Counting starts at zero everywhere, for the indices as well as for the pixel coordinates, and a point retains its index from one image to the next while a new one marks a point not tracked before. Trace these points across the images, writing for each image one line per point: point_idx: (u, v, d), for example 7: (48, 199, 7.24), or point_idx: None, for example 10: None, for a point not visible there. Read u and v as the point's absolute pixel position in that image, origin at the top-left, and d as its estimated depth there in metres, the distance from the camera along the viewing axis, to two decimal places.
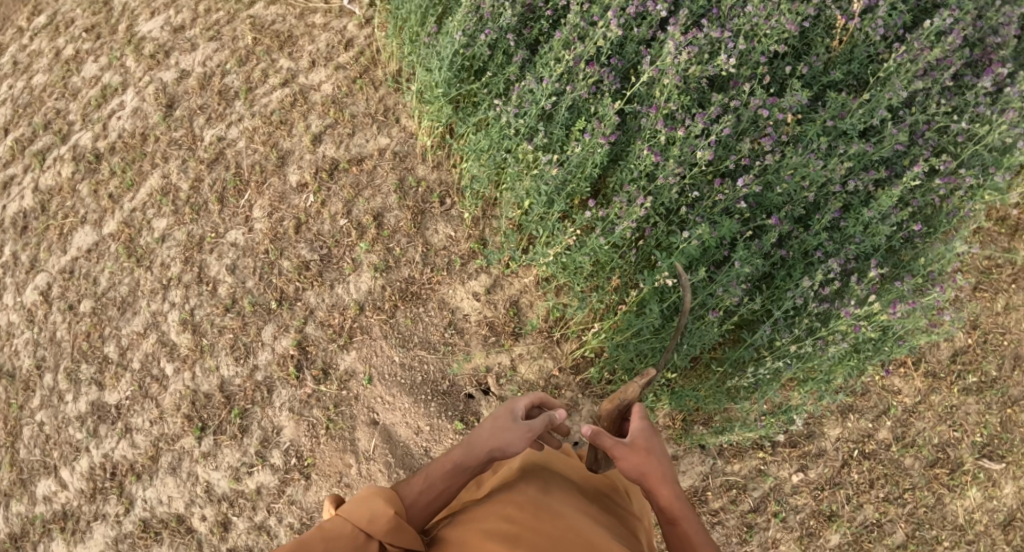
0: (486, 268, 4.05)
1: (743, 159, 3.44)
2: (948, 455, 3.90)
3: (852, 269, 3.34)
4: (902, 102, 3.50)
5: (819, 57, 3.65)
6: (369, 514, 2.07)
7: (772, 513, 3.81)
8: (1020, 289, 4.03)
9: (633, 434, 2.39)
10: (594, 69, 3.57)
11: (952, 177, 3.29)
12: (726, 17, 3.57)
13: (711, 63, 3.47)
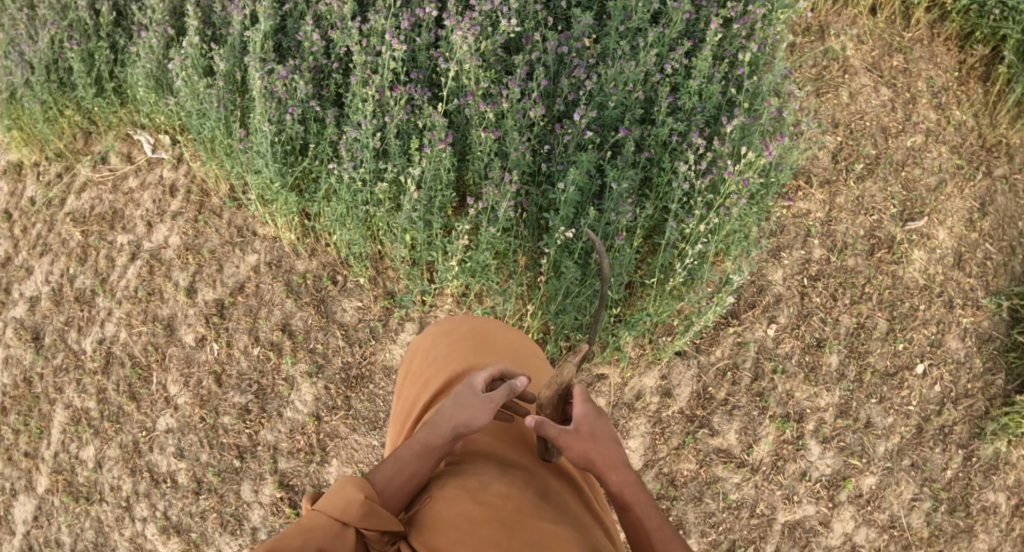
0: (408, 315, 4.00)
1: (569, 96, 3.54)
2: (880, 238, 4.14)
3: (711, 132, 3.51)
4: None
5: None
6: (343, 501, 1.79)
7: (773, 371, 3.93)
8: (853, 75, 4.36)
9: (577, 419, 2.09)
10: (400, 90, 3.62)
11: (750, 16, 3.53)
12: None
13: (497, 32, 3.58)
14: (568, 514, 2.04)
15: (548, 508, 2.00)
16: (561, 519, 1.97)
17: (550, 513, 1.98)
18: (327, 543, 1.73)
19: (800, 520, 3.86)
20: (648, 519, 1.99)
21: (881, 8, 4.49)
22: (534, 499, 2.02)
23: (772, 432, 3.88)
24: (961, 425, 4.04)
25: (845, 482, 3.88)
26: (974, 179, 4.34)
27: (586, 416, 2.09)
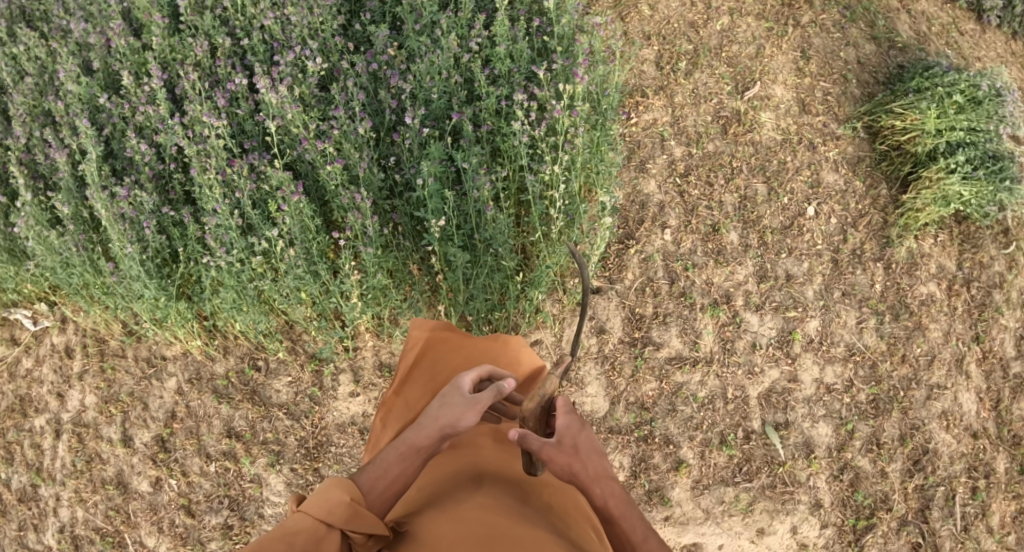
0: (338, 368, 3.99)
1: (395, 105, 3.63)
2: (727, 116, 4.39)
3: (532, 86, 3.69)
4: None
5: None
6: (327, 505, 1.82)
7: (684, 270, 4.12)
8: None
9: (560, 431, 2.15)
10: (239, 162, 3.57)
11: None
12: (287, 40, 3.74)
13: (307, 76, 3.62)
14: (548, 520, 2.10)
15: (529, 517, 2.06)
16: (543, 527, 2.03)
17: (531, 520, 2.04)
18: (312, 544, 1.75)
19: (767, 387, 4.07)
20: (628, 525, 2.08)
21: None
22: (514, 508, 2.08)
23: (709, 322, 4.08)
24: (869, 243, 4.32)
25: (792, 335, 4.11)
26: (788, 34, 4.61)
27: (569, 430, 2.15)
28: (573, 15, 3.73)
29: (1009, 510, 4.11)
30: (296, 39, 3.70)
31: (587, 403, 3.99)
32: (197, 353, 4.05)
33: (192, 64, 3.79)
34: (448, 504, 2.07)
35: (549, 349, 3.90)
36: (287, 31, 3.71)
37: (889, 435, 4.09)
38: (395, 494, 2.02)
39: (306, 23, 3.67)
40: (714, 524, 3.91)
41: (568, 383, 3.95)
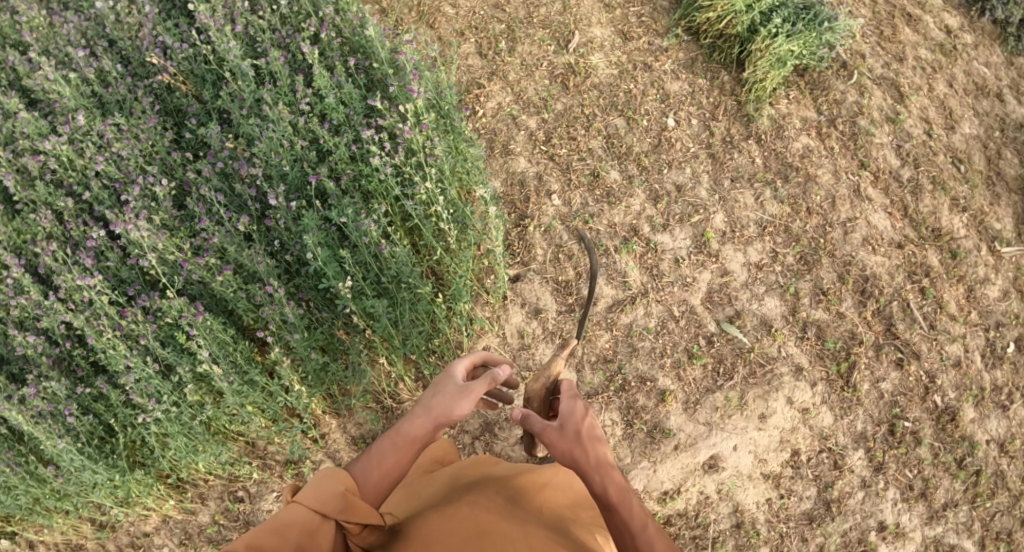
0: (315, 461, 3.94)
1: (255, 192, 3.63)
2: (562, 73, 4.56)
3: (374, 118, 3.76)
4: (248, 44, 3.86)
5: (189, 101, 3.85)
6: (320, 499, 1.97)
7: (586, 223, 4.27)
8: None
9: (563, 416, 2.23)
10: (131, 311, 3.47)
11: (326, 23, 3.82)
12: (126, 174, 3.62)
13: (161, 201, 3.55)
14: (539, 520, 2.23)
15: (520, 517, 2.20)
16: (533, 526, 2.17)
17: (522, 521, 2.18)
18: (304, 534, 1.93)
19: (706, 290, 4.26)
20: (629, 514, 2.09)
21: None
22: (505, 507, 2.23)
23: (629, 259, 4.26)
24: (734, 127, 4.59)
25: (706, 235, 4.31)
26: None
27: (573, 417, 2.22)
28: (384, 39, 3.80)
29: (957, 295, 4.42)
30: (133, 172, 3.61)
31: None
32: (175, 512, 3.91)
33: (41, 239, 3.62)
34: (444, 506, 2.24)
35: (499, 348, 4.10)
36: (122, 168, 3.61)
37: (828, 281, 4.35)
38: (392, 482, 2.11)
39: (136, 153, 3.60)
40: (721, 432, 4.04)
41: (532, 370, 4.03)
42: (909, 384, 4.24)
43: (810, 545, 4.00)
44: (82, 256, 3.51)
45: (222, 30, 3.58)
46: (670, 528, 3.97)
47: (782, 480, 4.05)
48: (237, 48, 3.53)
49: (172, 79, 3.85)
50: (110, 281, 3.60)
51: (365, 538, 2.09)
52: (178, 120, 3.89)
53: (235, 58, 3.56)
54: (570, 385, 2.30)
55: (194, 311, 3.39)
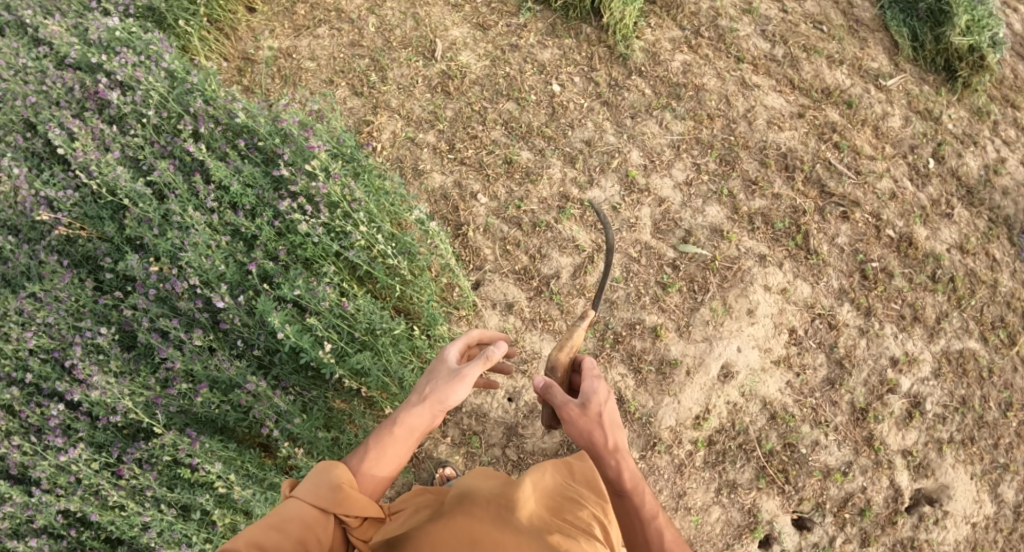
0: None
1: (199, 304, 3.58)
2: (439, 82, 4.62)
3: (284, 189, 3.78)
4: (133, 165, 3.81)
5: (95, 244, 3.72)
6: (317, 493, 2.30)
7: (519, 208, 4.34)
8: (294, 48, 4.69)
9: (586, 394, 2.72)
10: (123, 466, 3.33)
11: (199, 116, 3.80)
12: (62, 339, 3.48)
13: (111, 352, 3.46)
14: (550, 520, 2.36)
15: (535, 518, 2.33)
16: (546, 528, 2.30)
17: (533, 524, 2.29)
18: (302, 526, 2.24)
19: (652, 223, 4.39)
20: (633, 494, 2.63)
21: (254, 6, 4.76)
22: (518, 511, 2.35)
23: (571, 224, 4.32)
24: (614, 69, 4.73)
25: (630, 174, 4.44)
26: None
27: (596, 397, 2.72)
28: (262, 111, 3.84)
29: (867, 138, 4.71)
30: (67, 334, 3.47)
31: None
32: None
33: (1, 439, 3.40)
34: (460, 510, 2.34)
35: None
36: (54, 335, 3.47)
37: (753, 171, 4.55)
38: (391, 468, 2.47)
39: (62, 314, 3.47)
40: (721, 342, 4.16)
41: (529, 361, 4.09)
42: (860, 230, 4.48)
43: (842, 406, 4.15)
44: (51, 436, 3.35)
45: (102, 161, 3.56)
46: (714, 446, 4.07)
47: (792, 360, 4.20)
48: (125, 172, 3.53)
49: (68, 229, 3.73)
50: (88, 449, 3.43)
51: (364, 530, 2.35)
52: (92, 266, 3.77)
53: (126, 182, 3.53)
54: (592, 366, 2.79)
55: (188, 441, 3.30)
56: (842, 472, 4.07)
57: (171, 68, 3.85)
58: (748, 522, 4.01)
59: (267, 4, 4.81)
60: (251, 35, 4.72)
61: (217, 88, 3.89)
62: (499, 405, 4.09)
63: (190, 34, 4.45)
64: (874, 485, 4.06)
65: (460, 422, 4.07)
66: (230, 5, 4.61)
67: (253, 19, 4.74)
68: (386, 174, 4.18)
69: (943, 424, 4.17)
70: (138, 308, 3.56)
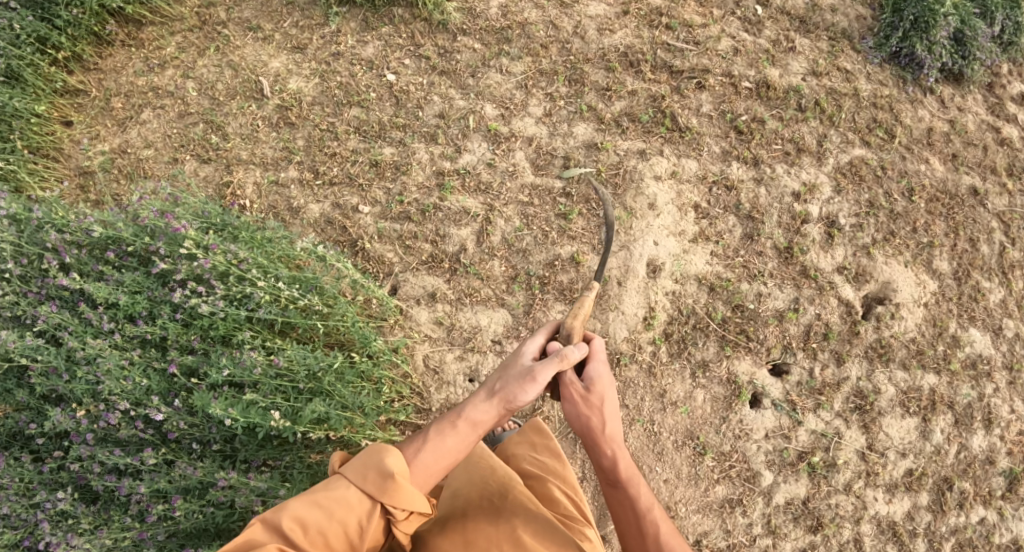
0: None
1: (141, 427, 3.46)
2: (279, 116, 4.55)
3: (171, 281, 3.68)
4: (15, 323, 3.59)
5: (12, 417, 3.49)
6: (367, 473, 2.20)
7: (403, 201, 4.38)
8: (125, 144, 4.54)
9: (596, 382, 2.83)
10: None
11: (59, 248, 3.61)
12: (26, 523, 3.33)
13: (78, 511, 3.33)
14: (534, 508, 2.69)
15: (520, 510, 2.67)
16: (531, 519, 2.64)
17: (521, 518, 2.63)
18: (346, 507, 2.15)
19: (530, 163, 4.49)
20: (635, 491, 2.85)
21: (66, 116, 4.59)
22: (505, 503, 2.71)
23: (456, 195, 4.40)
24: (439, 38, 4.73)
25: (492, 128, 4.51)
26: (227, 33, 4.73)
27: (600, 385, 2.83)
28: (118, 216, 3.71)
29: (692, 9, 4.87)
30: (27, 515, 3.30)
31: (499, 327, 4.24)
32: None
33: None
34: (458, 522, 2.63)
35: (436, 348, 4.23)
36: (15, 524, 3.30)
37: (602, 79, 4.67)
38: (442, 459, 2.42)
39: (13, 498, 3.28)
40: (636, 243, 4.29)
41: (472, 337, 4.23)
42: (719, 94, 4.67)
43: (769, 254, 4.33)
44: None
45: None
46: (673, 337, 4.19)
47: (707, 233, 4.35)
48: (11, 333, 3.31)
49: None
50: None
51: (408, 524, 2.26)
52: (22, 440, 3.53)
53: (15, 343, 3.31)
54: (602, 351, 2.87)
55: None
56: (793, 309, 4.25)
57: (11, 213, 3.65)
58: (732, 391, 4.15)
59: (81, 112, 4.62)
60: (78, 148, 4.53)
61: (65, 213, 3.71)
62: (464, 389, 4.18)
63: (16, 172, 4.25)
64: (826, 309, 4.26)
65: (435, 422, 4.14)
66: (44, 126, 4.45)
67: (73, 132, 4.56)
68: (264, 224, 4.13)
69: (863, 231, 4.40)
70: (82, 456, 3.38)
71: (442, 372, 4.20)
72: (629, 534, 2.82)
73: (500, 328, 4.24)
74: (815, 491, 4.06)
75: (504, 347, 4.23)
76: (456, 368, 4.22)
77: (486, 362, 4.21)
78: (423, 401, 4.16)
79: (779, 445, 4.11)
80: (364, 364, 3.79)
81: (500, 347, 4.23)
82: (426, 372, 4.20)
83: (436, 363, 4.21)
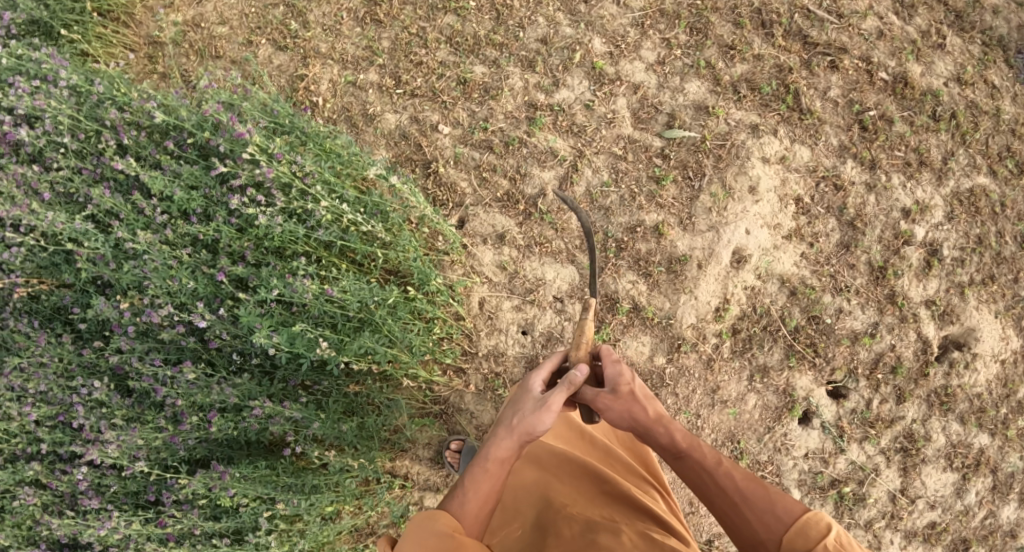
0: (417, 500, 3.73)
1: (182, 331, 3.31)
2: (366, 10, 4.03)
3: (231, 184, 3.42)
4: (69, 201, 3.42)
5: (59, 294, 3.38)
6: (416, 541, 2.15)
7: (486, 130, 3.90)
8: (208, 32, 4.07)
9: (615, 383, 2.71)
10: (163, 517, 3.16)
11: (119, 128, 3.38)
12: (61, 403, 3.25)
13: (113, 403, 3.24)
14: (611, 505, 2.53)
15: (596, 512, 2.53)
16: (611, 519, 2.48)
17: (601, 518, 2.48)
18: None
19: (631, 114, 3.91)
20: (699, 454, 2.64)
21: None
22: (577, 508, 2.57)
23: (545, 133, 3.90)
24: None
25: (597, 66, 3.92)
26: None
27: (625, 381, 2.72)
28: (183, 103, 3.43)
29: None
30: (63, 396, 3.23)
31: (563, 284, 3.79)
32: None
33: (39, 519, 3.27)
34: None
35: (494, 293, 3.80)
36: (51, 400, 3.24)
37: (727, 36, 4.02)
38: (484, 507, 2.29)
39: (51, 378, 3.19)
40: (727, 228, 3.84)
41: (534, 288, 3.80)
42: (851, 79, 4.16)
43: (860, 269, 4.02)
44: (85, 501, 3.21)
45: (32, 207, 3.17)
46: (740, 334, 3.91)
47: (803, 231, 3.96)
48: (59, 213, 3.11)
49: (27, 287, 3.37)
50: (125, 500, 3.29)
51: None
52: (65, 317, 3.45)
53: (63, 224, 3.12)
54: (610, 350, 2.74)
55: (213, 472, 3.10)
56: (869, 334, 4.01)
57: (71, 83, 3.38)
58: (785, 403, 3.97)
59: None
60: (150, 17, 4.07)
61: (127, 90, 3.45)
62: (517, 341, 3.77)
63: (83, 41, 3.86)
64: (901, 341, 4.03)
65: (480, 369, 3.75)
66: None
67: None
68: (338, 132, 3.75)
69: (963, 267, 4.08)
70: (123, 348, 3.26)
71: (495, 317, 3.80)
72: (712, 495, 2.56)
73: (565, 285, 3.79)
74: (836, 519, 4.03)
75: (566, 305, 3.78)
76: (511, 321, 3.80)
77: (543, 318, 3.79)
78: (472, 345, 3.75)
79: (814, 466, 4.02)
80: (419, 302, 3.42)
81: (562, 304, 3.79)
82: (481, 314, 3.80)
83: (493, 307, 3.81)
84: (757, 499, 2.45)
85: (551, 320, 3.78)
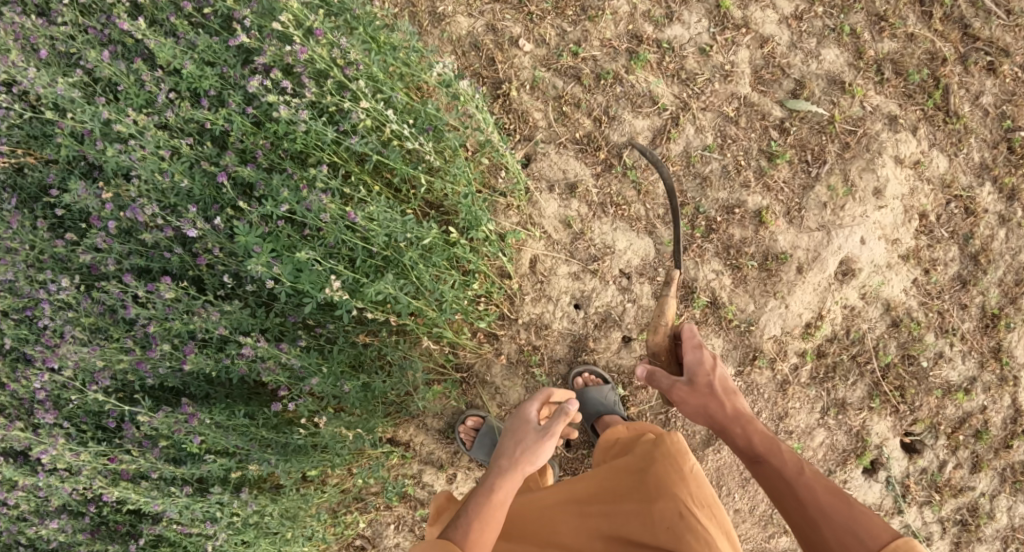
0: (417, 477, 3.16)
1: (172, 236, 2.71)
2: None
3: (257, 67, 2.78)
4: (69, 62, 2.83)
5: (43, 170, 2.82)
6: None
7: (576, 55, 3.19)
8: None
9: (690, 371, 2.32)
10: (119, 453, 2.61)
11: None
12: (26, 297, 2.71)
13: (81, 306, 2.67)
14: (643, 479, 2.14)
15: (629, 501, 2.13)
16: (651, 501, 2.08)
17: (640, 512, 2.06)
18: None
19: (751, 69, 3.03)
20: (782, 460, 2.14)
21: None
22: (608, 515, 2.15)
23: (646, 73, 3.19)
24: None
25: (723, 5, 3.15)
26: None
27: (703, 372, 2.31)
28: None
29: None
30: (28, 289, 2.68)
31: (635, 259, 3.13)
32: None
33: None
34: None
35: (551, 253, 3.13)
36: (16, 291, 2.71)
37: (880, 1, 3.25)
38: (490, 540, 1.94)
39: (19, 266, 2.65)
40: (841, 232, 3.14)
41: (601, 255, 3.14)
42: (1008, 90, 3.25)
43: (971, 311, 3.29)
44: (39, 413, 2.69)
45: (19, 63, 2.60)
46: (828, 361, 3.24)
47: (921, 253, 3.24)
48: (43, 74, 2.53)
49: (9, 156, 2.83)
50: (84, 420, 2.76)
51: None
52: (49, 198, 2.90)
53: (48, 90, 2.55)
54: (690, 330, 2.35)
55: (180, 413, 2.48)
56: (963, 390, 3.31)
57: None
58: (854, 447, 3.32)
59: None
60: None
61: None
62: (566, 314, 3.14)
63: None
64: (997, 405, 3.33)
65: (514, 336, 3.13)
66: None
67: None
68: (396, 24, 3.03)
69: None
70: (102, 245, 2.68)
71: (548, 283, 3.13)
72: (788, 509, 2.07)
73: (636, 259, 3.13)
74: None
75: (632, 285, 3.13)
76: (564, 290, 3.14)
77: (603, 292, 3.13)
78: (512, 309, 3.11)
79: None
80: (461, 249, 2.69)
81: (627, 283, 3.13)
82: (531, 278, 3.13)
83: (547, 271, 3.12)
84: (833, 512, 1.99)
85: (612, 296, 3.12)
